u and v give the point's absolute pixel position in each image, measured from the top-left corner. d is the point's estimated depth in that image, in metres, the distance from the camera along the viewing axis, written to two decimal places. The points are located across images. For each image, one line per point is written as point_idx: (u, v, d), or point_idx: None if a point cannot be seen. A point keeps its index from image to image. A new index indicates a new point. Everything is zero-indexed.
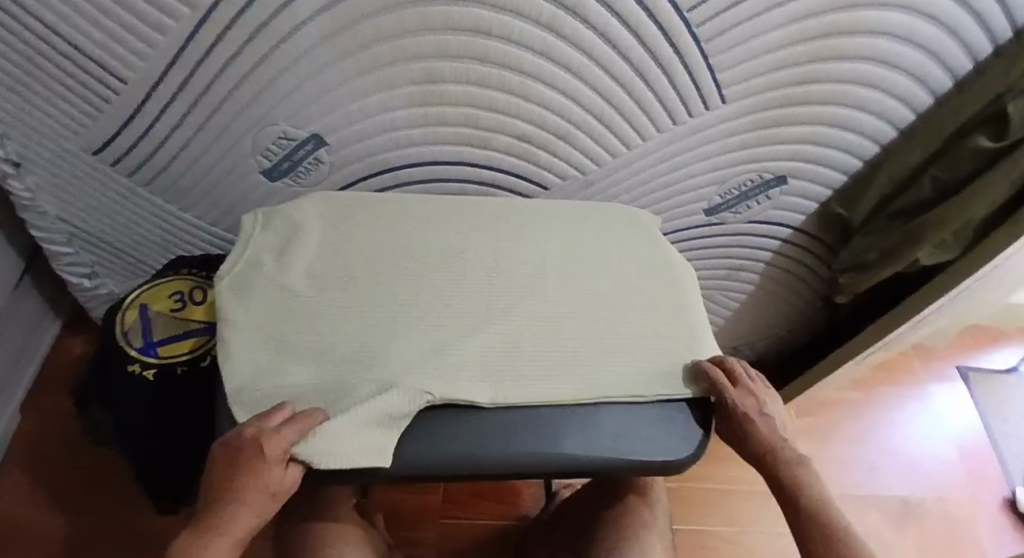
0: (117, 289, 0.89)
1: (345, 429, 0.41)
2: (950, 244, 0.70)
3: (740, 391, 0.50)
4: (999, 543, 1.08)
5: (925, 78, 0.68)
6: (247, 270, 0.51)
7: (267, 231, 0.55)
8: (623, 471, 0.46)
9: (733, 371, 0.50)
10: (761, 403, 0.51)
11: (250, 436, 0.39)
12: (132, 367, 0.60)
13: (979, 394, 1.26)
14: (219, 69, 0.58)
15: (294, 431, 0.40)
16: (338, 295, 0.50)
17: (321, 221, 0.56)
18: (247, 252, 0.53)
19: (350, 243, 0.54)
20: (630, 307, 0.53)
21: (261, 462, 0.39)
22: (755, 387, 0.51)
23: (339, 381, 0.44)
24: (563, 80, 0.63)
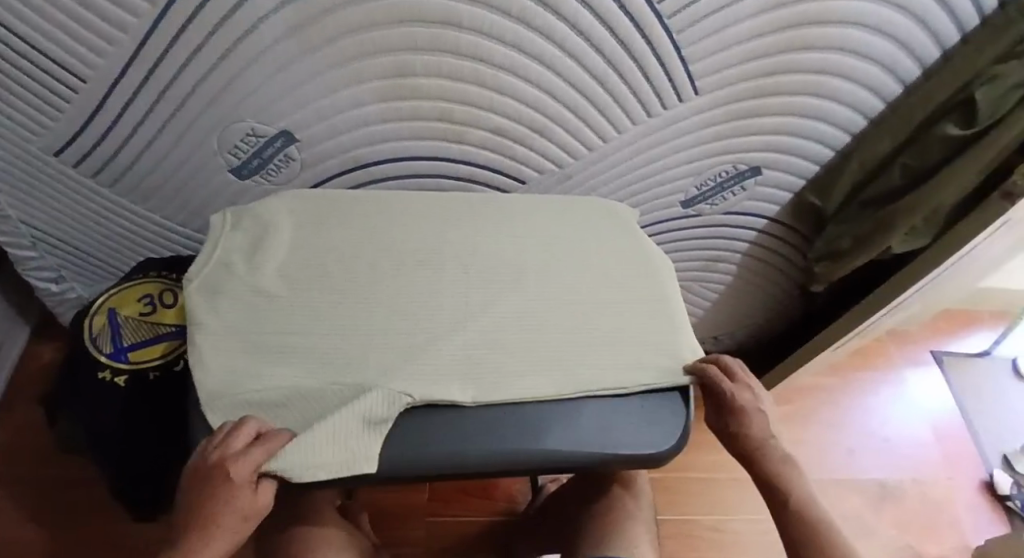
0: (85, 294, 0.87)
1: (328, 436, 0.41)
2: (921, 230, 0.71)
3: (737, 385, 0.51)
4: (977, 524, 1.11)
5: (894, 67, 0.68)
6: (216, 271, 0.50)
7: (238, 229, 0.54)
8: (608, 465, 0.46)
9: (729, 367, 0.51)
10: (758, 398, 0.52)
11: (216, 459, 0.39)
12: (103, 374, 0.59)
13: (952, 377, 1.29)
14: (183, 64, 0.56)
15: (263, 449, 0.39)
16: (312, 294, 0.49)
17: (292, 219, 0.55)
18: (217, 253, 0.52)
19: (322, 241, 0.53)
20: (608, 301, 0.53)
21: (231, 484, 0.38)
22: (751, 382, 0.53)
23: (314, 384, 0.43)
24: (536, 72, 0.63)
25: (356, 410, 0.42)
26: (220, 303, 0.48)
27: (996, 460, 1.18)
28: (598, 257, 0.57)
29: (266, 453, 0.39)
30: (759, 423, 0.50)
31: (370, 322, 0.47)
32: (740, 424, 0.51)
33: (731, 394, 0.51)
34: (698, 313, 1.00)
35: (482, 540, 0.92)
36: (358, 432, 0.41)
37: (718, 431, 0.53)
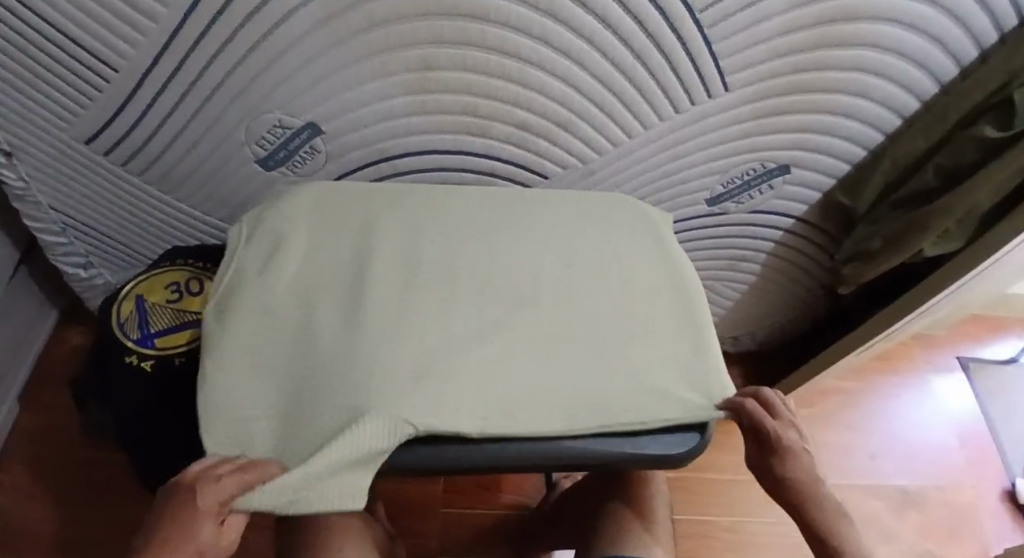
0: (113, 280, 0.88)
1: (326, 468, 0.40)
2: (953, 234, 0.69)
3: (781, 422, 0.49)
4: (1001, 534, 1.08)
5: (926, 62, 0.66)
6: (233, 282, 0.50)
7: (249, 244, 0.53)
8: (626, 464, 0.47)
9: (772, 402, 0.50)
10: (802, 437, 0.49)
11: (187, 481, 0.38)
12: (130, 358, 0.60)
13: (979, 384, 1.26)
14: (212, 56, 0.57)
15: (245, 477, 0.38)
16: (326, 310, 0.48)
17: (306, 229, 0.54)
18: (232, 269, 0.51)
19: (337, 252, 0.52)
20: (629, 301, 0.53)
21: (190, 508, 0.36)
22: (795, 421, 0.50)
23: (335, 378, 0.43)
24: (563, 66, 0.62)
25: (355, 445, 0.40)
26: (236, 314, 0.47)
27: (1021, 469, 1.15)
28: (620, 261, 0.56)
29: (245, 483, 0.38)
30: (806, 466, 0.47)
31: (392, 316, 0.48)
32: (784, 465, 0.47)
33: (774, 431, 0.48)
34: (717, 314, 0.99)
35: (498, 534, 0.92)
36: (356, 464, 0.41)
37: (763, 479, 0.49)
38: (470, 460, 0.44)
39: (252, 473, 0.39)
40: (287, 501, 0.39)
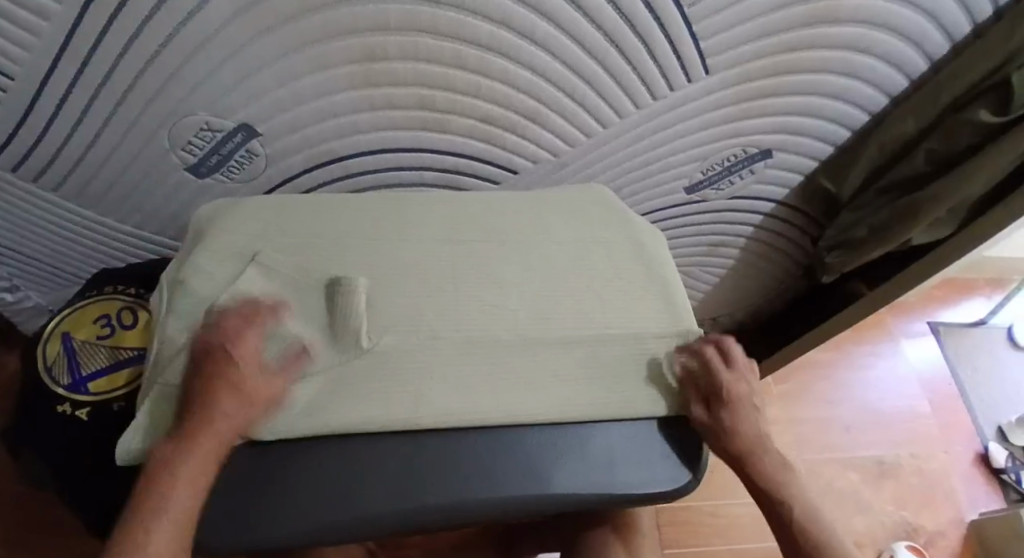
0: (43, 301, 0.80)
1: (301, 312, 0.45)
2: (945, 221, 0.67)
3: (735, 374, 0.48)
4: (974, 499, 1.12)
5: (920, 41, 0.63)
6: (162, 352, 0.43)
7: (170, 312, 0.44)
8: (599, 505, 0.44)
9: (731, 352, 0.49)
10: (752, 391, 0.49)
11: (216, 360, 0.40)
12: (61, 408, 0.54)
13: (949, 347, 1.28)
14: (121, 53, 0.49)
15: (257, 326, 0.42)
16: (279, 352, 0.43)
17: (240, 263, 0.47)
18: (160, 338, 0.44)
19: (291, 281, 0.47)
20: (609, 327, 0.49)
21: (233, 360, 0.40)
22: (749, 375, 0.49)
23: (337, 391, 0.42)
24: (528, 53, 0.56)
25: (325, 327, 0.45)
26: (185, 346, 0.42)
27: (990, 431, 1.20)
28: (602, 285, 0.52)
29: (261, 331, 0.42)
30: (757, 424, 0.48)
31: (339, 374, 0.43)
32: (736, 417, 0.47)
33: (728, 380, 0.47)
34: (697, 298, 0.96)
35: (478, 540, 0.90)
36: (339, 322, 0.44)
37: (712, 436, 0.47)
38: (439, 514, 0.40)
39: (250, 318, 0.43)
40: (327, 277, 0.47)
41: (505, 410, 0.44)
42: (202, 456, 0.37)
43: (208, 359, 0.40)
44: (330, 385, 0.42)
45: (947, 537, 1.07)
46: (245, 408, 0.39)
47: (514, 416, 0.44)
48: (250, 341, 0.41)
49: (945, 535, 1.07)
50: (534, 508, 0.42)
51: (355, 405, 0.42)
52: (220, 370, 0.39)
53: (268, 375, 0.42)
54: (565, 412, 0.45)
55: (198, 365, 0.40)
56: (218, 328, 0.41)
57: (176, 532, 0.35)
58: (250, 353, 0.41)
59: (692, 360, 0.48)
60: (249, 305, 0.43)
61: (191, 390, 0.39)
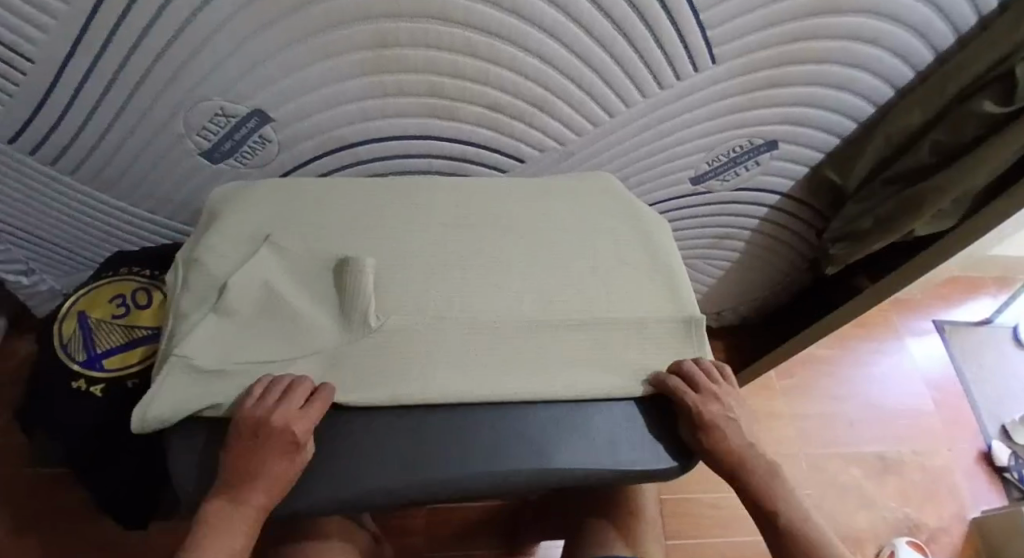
0: (57, 285, 0.81)
1: (314, 288, 0.47)
2: (949, 212, 0.68)
3: (703, 396, 0.45)
4: (976, 495, 1.12)
5: (926, 32, 0.63)
6: (176, 326, 0.45)
7: (184, 289, 0.46)
8: (614, 481, 0.45)
9: (692, 374, 0.46)
10: (725, 407, 0.46)
11: (257, 427, 0.38)
12: (77, 383, 0.55)
13: (954, 346, 1.28)
14: (137, 39, 0.50)
15: (318, 409, 0.40)
16: (287, 326, 0.45)
17: (252, 243, 0.49)
18: (173, 310, 0.46)
19: (303, 259, 0.48)
20: (613, 311, 0.50)
21: (272, 429, 0.38)
22: (718, 388, 0.47)
23: (347, 366, 0.44)
24: (537, 41, 0.57)
25: (335, 306, 0.46)
26: (200, 318, 0.44)
27: (993, 429, 1.20)
28: (610, 270, 0.53)
29: (321, 414, 0.40)
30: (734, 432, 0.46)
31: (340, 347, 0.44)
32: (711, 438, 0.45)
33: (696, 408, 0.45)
34: (701, 291, 0.97)
35: (480, 527, 0.91)
36: (348, 302, 0.46)
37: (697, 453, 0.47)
38: (446, 484, 0.41)
39: (298, 388, 0.40)
40: (339, 259, 0.48)
41: (509, 387, 0.44)
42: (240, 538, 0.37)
43: (261, 436, 0.38)
44: (334, 360, 0.44)
45: (950, 534, 1.07)
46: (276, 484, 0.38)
47: (517, 393, 0.44)
48: (309, 424, 0.38)
49: (948, 532, 1.07)
50: (538, 484, 0.43)
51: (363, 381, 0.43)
52: (272, 452, 0.38)
53: (277, 351, 0.44)
54: (568, 391, 0.45)
55: (249, 438, 0.38)
56: (274, 403, 0.39)
57: None
58: (302, 440, 0.39)
59: (687, 358, 0.49)
60: (260, 281, 0.46)
61: (235, 463, 0.38)
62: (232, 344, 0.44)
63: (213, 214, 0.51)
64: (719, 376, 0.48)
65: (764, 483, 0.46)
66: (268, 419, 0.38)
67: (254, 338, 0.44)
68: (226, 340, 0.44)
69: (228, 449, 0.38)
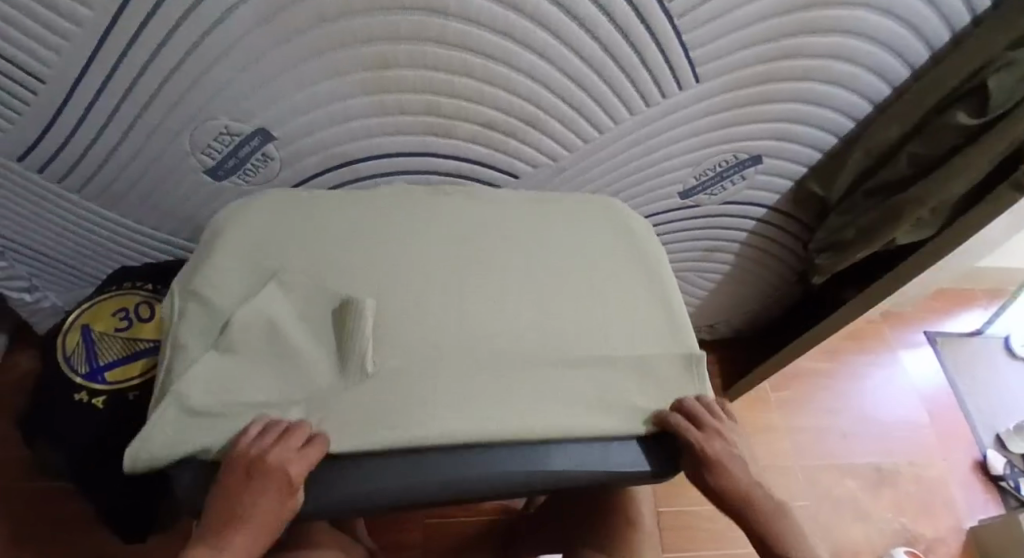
0: (60, 302, 0.83)
1: (309, 317, 0.48)
2: (929, 221, 0.70)
3: (707, 436, 0.47)
4: (973, 506, 1.12)
5: (901, 50, 0.66)
6: (175, 358, 0.45)
7: (184, 321, 0.46)
8: (610, 481, 0.47)
9: (696, 413, 0.48)
10: (728, 443, 0.48)
11: (252, 465, 0.38)
12: (79, 396, 0.56)
13: (947, 357, 1.30)
14: (146, 61, 0.53)
15: (315, 451, 0.39)
16: (286, 367, 0.45)
17: (255, 278, 0.49)
18: (173, 340, 0.46)
19: (301, 271, 0.50)
20: (608, 342, 0.52)
21: (267, 469, 0.38)
22: (721, 424, 0.49)
23: (343, 401, 0.43)
24: (530, 62, 0.59)
25: (337, 347, 0.46)
26: (201, 354, 0.44)
27: (988, 439, 1.20)
28: (603, 299, 0.54)
29: (319, 457, 0.40)
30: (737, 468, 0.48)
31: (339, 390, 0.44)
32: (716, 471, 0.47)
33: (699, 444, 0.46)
34: (693, 304, 0.98)
35: (479, 540, 0.91)
36: (350, 348, 0.45)
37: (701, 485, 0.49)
38: (443, 485, 0.42)
39: (294, 432, 0.40)
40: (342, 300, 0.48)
41: (504, 393, 0.46)
42: None
43: (255, 474, 0.38)
44: (333, 401, 0.44)
45: (947, 544, 1.07)
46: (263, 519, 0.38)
47: (513, 399, 0.46)
48: (305, 465, 0.38)
49: (945, 542, 1.08)
50: (534, 482, 0.44)
51: (356, 406, 0.43)
52: (267, 490, 0.38)
53: (276, 392, 0.44)
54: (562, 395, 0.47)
55: (244, 476, 0.38)
56: (271, 443, 0.39)
57: None
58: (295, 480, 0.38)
59: (687, 397, 0.50)
60: (266, 319, 0.46)
61: (223, 501, 0.38)
62: (233, 383, 0.43)
63: (213, 239, 0.51)
64: (721, 411, 0.50)
65: (770, 520, 0.47)
66: (263, 457, 0.38)
67: (255, 375, 0.44)
68: (227, 379, 0.43)
69: (221, 485, 0.39)
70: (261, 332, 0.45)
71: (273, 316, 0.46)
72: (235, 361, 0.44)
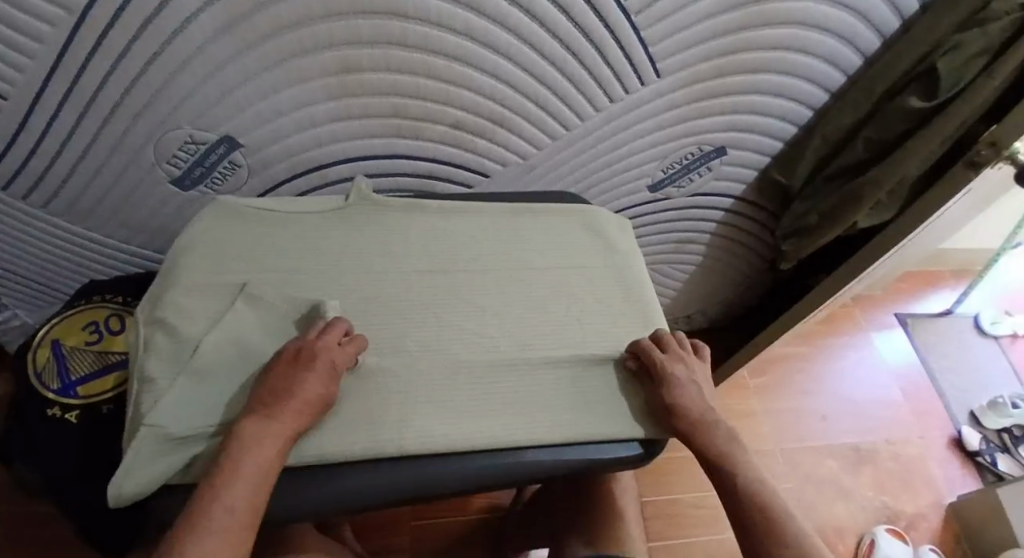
0: (30, 319, 0.82)
1: (276, 329, 0.47)
2: (887, 204, 0.72)
3: (669, 357, 0.51)
4: (951, 481, 1.16)
5: (852, 39, 0.69)
6: (141, 393, 0.43)
7: (149, 353, 0.45)
8: (592, 470, 0.49)
9: (665, 341, 0.52)
10: (691, 370, 0.51)
11: (301, 353, 0.42)
12: (51, 412, 0.55)
13: (918, 337, 1.33)
14: (107, 74, 0.53)
15: (353, 346, 0.45)
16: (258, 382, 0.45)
17: (224, 299, 0.48)
18: (137, 371, 0.44)
19: (275, 277, 0.50)
20: (580, 347, 0.53)
21: (318, 349, 0.43)
22: (685, 354, 0.52)
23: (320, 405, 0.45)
24: (492, 63, 0.60)
25: None
26: (169, 384, 0.43)
27: (964, 417, 1.23)
28: (572, 298, 0.56)
29: (355, 351, 0.45)
30: (695, 393, 0.50)
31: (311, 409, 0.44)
32: (677, 395, 0.49)
33: (663, 365, 0.50)
34: (666, 295, 1.00)
35: (466, 540, 0.91)
36: None
37: (659, 416, 0.50)
38: (418, 484, 0.44)
39: (337, 324, 0.45)
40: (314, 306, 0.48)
41: (480, 393, 0.48)
42: (276, 444, 0.38)
43: (301, 360, 0.42)
44: None
45: (928, 519, 1.10)
46: (311, 387, 0.41)
47: (489, 398, 0.48)
48: (349, 352, 0.44)
49: (926, 517, 1.11)
50: (506, 476, 0.46)
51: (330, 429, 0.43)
52: (313, 369, 0.41)
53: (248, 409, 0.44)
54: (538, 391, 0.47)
55: (293, 364, 0.42)
56: (315, 336, 0.44)
57: (245, 507, 0.35)
58: (340, 362, 0.43)
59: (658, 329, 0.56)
60: (235, 339, 0.46)
61: (273, 382, 0.41)
62: (203, 406, 0.43)
63: (171, 265, 0.49)
64: (691, 350, 0.53)
65: (726, 449, 0.48)
66: (312, 344, 0.43)
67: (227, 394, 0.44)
68: (194, 405, 0.43)
69: (270, 374, 0.42)
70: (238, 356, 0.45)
71: (244, 338, 0.46)
72: (201, 383, 0.44)
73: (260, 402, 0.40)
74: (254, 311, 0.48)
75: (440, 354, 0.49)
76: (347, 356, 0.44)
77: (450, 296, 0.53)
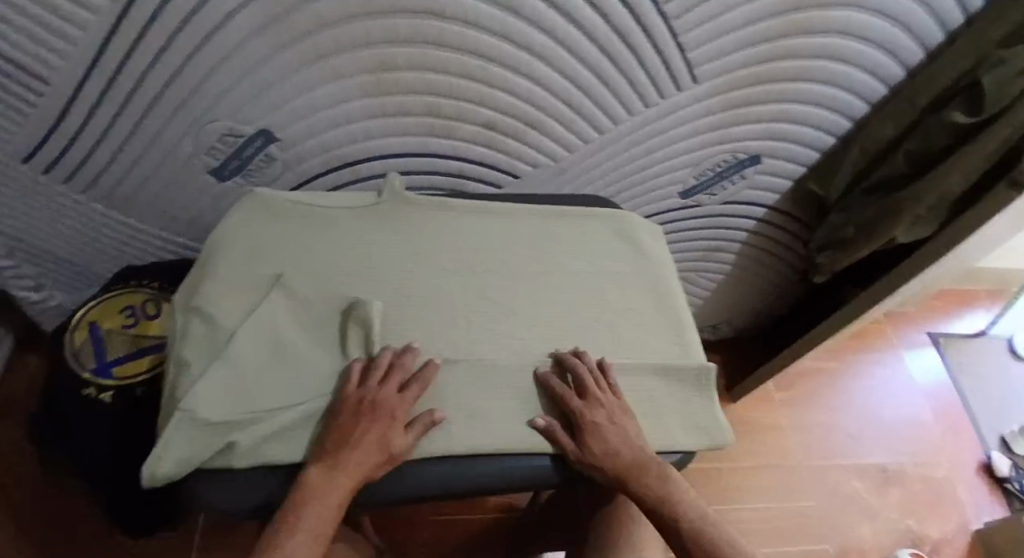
0: (67, 302, 0.84)
1: (307, 320, 0.48)
2: (927, 218, 0.70)
3: (588, 400, 0.48)
4: (979, 507, 1.12)
5: (895, 49, 0.67)
6: (178, 376, 0.44)
7: (186, 339, 0.45)
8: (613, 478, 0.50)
9: (580, 379, 0.49)
10: (612, 411, 0.48)
11: (365, 400, 0.43)
12: (87, 390, 0.56)
13: (950, 357, 1.30)
14: (149, 67, 0.53)
15: (417, 386, 0.45)
16: (292, 369, 0.45)
17: (260, 286, 0.49)
18: (174, 356, 0.45)
19: (310, 268, 0.51)
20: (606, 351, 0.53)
21: (384, 399, 0.43)
22: (605, 392, 0.49)
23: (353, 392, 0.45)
24: (527, 65, 0.60)
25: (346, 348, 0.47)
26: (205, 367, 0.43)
27: (994, 441, 1.20)
28: (602, 301, 0.56)
29: (420, 390, 0.45)
30: (617, 438, 0.47)
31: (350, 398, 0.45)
32: (598, 443, 0.46)
33: (581, 412, 0.47)
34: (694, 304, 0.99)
35: (483, 539, 0.91)
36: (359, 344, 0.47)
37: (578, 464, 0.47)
38: (443, 480, 0.45)
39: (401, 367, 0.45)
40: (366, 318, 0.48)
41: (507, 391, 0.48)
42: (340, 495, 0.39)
43: (366, 407, 0.42)
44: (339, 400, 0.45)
45: (954, 546, 1.07)
46: (376, 439, 0.41)
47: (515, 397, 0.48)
48: (413, 398, 0.44)
49: (951, 542, 1.07)
50: (529, 473, 0.47)
51: None
52: (378, 423, 0.42)
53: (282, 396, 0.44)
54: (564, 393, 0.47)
55: (358, 410, 0.42)
56: (379, 380, 0.44)
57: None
58: (403, 410, 0.43)
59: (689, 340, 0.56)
60: (271, 326, 0.46)
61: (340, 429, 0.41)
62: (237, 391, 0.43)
63: (210, 254, 0.50)
64: (609, 384, 0.50)
65: (662, 490, 0.47)
66: (376, 390, 0.43)
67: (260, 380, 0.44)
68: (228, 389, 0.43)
69: (336, 417, 0.42)
70: (274, 343, 0.46)
71: (281, 326, 0.47)
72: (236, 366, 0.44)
73: (326, 448, 0.41)
74: (291, 303, 0.48)
75: (467, 351, 0.49)
76: (412, 400, 0.44)
77: (479, 293, 0.53)
